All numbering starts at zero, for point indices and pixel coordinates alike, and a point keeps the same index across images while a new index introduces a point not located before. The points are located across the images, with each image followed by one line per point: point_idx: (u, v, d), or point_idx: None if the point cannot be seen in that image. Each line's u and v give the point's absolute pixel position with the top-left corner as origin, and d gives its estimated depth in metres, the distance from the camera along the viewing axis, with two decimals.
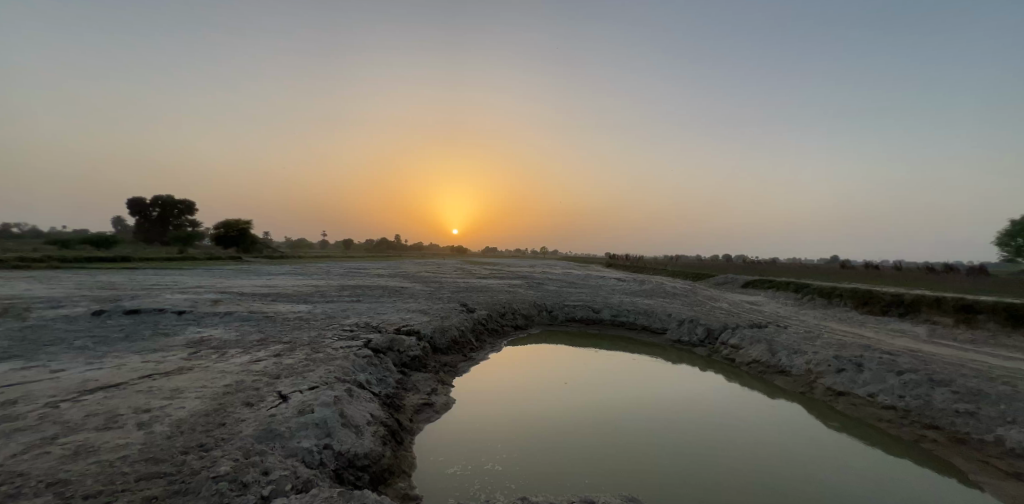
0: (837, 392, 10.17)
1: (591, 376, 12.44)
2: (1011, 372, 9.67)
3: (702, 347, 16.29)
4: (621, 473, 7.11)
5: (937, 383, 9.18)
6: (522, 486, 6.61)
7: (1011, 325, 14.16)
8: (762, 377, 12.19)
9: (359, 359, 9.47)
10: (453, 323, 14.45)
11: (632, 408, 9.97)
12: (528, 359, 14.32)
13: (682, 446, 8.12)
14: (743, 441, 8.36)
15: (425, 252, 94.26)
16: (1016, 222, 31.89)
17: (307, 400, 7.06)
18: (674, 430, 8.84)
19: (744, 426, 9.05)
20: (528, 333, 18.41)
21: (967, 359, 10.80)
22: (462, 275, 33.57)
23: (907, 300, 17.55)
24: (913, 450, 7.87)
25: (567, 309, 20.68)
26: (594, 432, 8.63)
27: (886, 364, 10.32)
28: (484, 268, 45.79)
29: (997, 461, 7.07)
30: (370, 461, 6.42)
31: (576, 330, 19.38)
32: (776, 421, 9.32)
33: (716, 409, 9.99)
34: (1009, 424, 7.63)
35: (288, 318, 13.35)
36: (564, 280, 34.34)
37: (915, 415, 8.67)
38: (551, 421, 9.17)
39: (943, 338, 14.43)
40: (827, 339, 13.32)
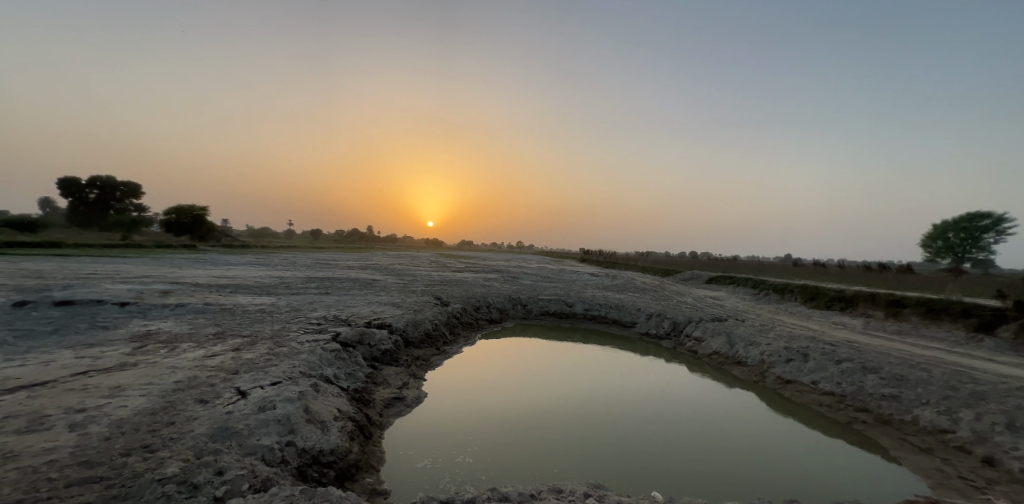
0: (786, 380, 10.95)
1: (559, 368, 12.93)
2: (929, 360, 10.70)
3: (669, 339, 17.03)
4: (584, 462, 7.50)
5: (868, 371, 10.05)
6: (491, 478, 6.90)
7: (929, 317, 15.55)
8: (721, 368, 12.94)
9: (326, 353, 9.50)
10: (426, 316, 14.55)
11: (593, 398, 10.49)
12: (498, 352, 14.62)
13: (635, 432, 8.66)
14: (683, 426, 8.98)
15: (398, 244, 93.23)
16: (937, 226, 34.69)
17: (268, 395, 7.10)
18: (624, 418, 9.32)
19: (686, 412, 9.70)
20: (502, 327, 18.73)
21: (896, 348, 11.84)
22: (435, 268, 33.47)
23: (847, 295, 18.90)
24: (846, 431, 8.62)
25: (541, 303, 21.12)
26: (561, 420, 9.16)
27: (828, 353, 11.17)
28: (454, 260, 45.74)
29: (913, 438, 7.94)
30: (336, 458, 6.53)
31: (551, 323, 19.86)
32: (718, 408, 9.96)
33: (668, 397, 10.61)
34: (924, 407, 8.50)
35: (248, 310, 13.14)
36: (538, 274, 34.97)
37: (850, 399, 9.49)
38: (520, 411, 9.59)
39: (876, 330, 15.68)
40: (779, 331, 14.25)
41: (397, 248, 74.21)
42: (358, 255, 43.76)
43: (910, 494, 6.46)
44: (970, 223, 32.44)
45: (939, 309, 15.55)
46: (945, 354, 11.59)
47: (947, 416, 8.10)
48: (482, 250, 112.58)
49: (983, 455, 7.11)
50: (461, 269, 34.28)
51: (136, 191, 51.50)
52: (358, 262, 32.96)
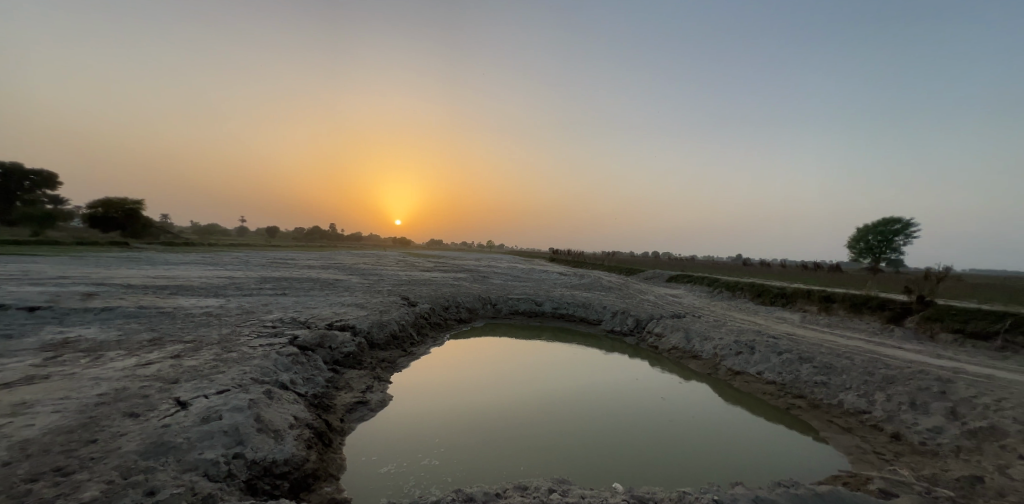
0: (735, 372, 11.74)
1: (526, 367, 13.26)
2: (853, 349, 11.79)
3: (633, 336, 17.75)
4: (553, 460, 7.78)
5: (804, 360, 10.96)
6: (457, 479, 7.08)
7: (853, 311, 17.06)
8: (679, 362, 13.66)
9: (282, 358, 9.36)
10: (392, 317, 14.54)
11: (554, 395, 10.85)
12: (465, 353, 14.80)
13: (588, 427, 9.09)
14: (626, 417, 9.57)
15: (364, 243, 91.21)
16: (859, 232, 37.79)
17: (213, 405, 6.94)
18: (572, 414, 9.72)
19: (627, 402, 10.41)
20: (472, 326, 18.88)
21: (828, 340, 12.93)
22: (401, 267, 33.11)
23: (787, 292, 20.38)
24: (785, 416, 9.37)
25: (511, 302, 21.41)
26: (527, 418, 9.51)
27: (771, 346, 12.06)
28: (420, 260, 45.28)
29: (839, 420, 8.76)
30: (290, 468, 6.47)
31: (520, 322, 20.15)
32: (657, 398, 10.65)
33: (621, 391, 11.11)
34: (848, 391, 9.40)
35: (190, 314, 12.64)
36: (510, 273, 35.29)
37: (788, 387, 10.32)
38: (486, 412, 9.84)
39: (811, 322, 16.99)
40: (731, 326, 15.17)
41: (362, 246, 72.55)
42: (318, 254, 42.49)
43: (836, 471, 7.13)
44: (885, 226, 35.65)
45: (860, 303, 17.11)
46: (864, 343, 12.77)
47: (866, 400, 9.01)
48: (450, 249, 111.71)
49: (892, 433, 7.98)
50: (427, 268, 34.06)
51: (51, 180, 47.74)
52: (318, 261, 32.10)
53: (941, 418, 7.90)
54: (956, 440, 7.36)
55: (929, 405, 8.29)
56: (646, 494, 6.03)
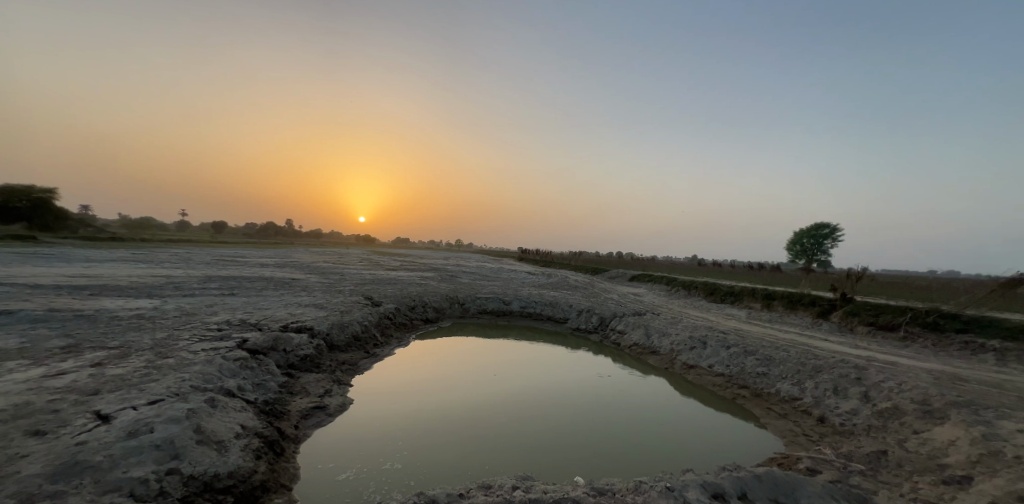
0: (689, 366, 12.44)
1: (490, 366, 13.46)
2: (789, 342, 12.78)
3: (597, 333, 18.33)
4: (514, 458, 7.95)
5: (748, 353, 11.78)
6: (420, 482, 7.01)
7: (789, 307, 18.42)
8: (639, 358, 14.30)
9: (228, 364, 8.84)
10: (354, 317, 14.40)
11: (517, 394, 11.06)
12: (428, 353, 14.79)
13: (544, 423, 9.38)
14: (579, 412, 9.92)
15: (325, 240, 88.52)
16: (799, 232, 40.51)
17: (143, 417, 6.26)
18: (534, 412, 9.97)
19: (579, 397, 10.82)
20: (438, 326, 18.84)
21: (770, 334, 13.92)
22: (364, 266, 32.38)
23: (736, 290, 21.70)
24: (731, 406, 10.06)
25: (478, 301, 21.57)
26: (492, 417, 9.65)
27: (721, 340, 12.87)
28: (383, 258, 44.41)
29: (778, 408, 9.51)
30: (234, 481, 6.06)
31: (487, 322, 20.33)
32: (608, 393, 11.10)
33: (578, 387, 11.47)
34: (785, 381, 10.23)
35: (117, 318, 11.78)
36: (476, 272, 35.44)
37: (735, 379, 11.07)
38: (451, 412, 9.87)
39: (755, 318, 18.18)
40: (686, 323, 15.98)
41: (323, 244, 70.33)
42: (272, 252, 40.71)
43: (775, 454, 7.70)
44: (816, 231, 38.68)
45: (795, 300, 18.53)
46: (801, 337, 13.80)
47: (800, 388, 9.82)
48: (416, 248, 110.14)
49: (818, 416, 8.83)
50: (391, 267, 33.54)
51: None
52: (272, 260, 30.75)
53: (864, 402, 8.70)
54: (874, 421, 8.14)
55: (847, 390, 9.19)
56: (605, 485, 6.20)
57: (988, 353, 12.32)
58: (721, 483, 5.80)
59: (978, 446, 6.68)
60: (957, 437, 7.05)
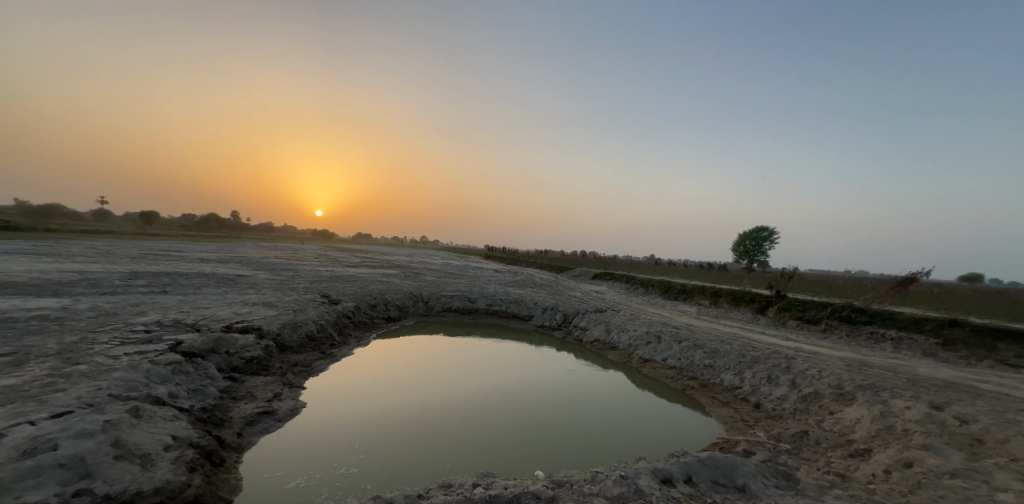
0: (644, 359, 13.08)
1: (453, 364, 13.52)
2: (732, 336, 13.67)
3: (560, 330, 18.83)
4: (473, 456, 8.03)
5: (698, 346, 12.53)
6: (377, 486, 6.94)
7: (734, 303, 19.66)
8: (599, 353, 14.87)
9: (159, 369, 8.16)
10: (309, 317, 14.01)
11: (479, 391, 11.18)
12: (388, 353, 14.60)
13: (503, 420, 9.51)
14: (537, 409, 10.09)
15: (279, 235, 84.62)
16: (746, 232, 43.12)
17: (45, 434, 5.52)
18: (497, 409, 10.11)
19: (537, 394, 11.02)
20: (400, 325, 18.62)
21: (718, 329, 14.80)
22: (319, 263, 31.20)
23: (687, 288, 22.91)
24: (681, 396, 10.72)
25: (444, 299, 21.53)
26: (455, 416, 9.72)
27: (674, 334, 13.62)
28: (339, 254, 42.87)
29: (722, 397, 10.22)
30: (162, 497, 5.54)
31: (452, 320, 20.36)
32: (565, 389, 11.33)
33: (537, 384, 11.69)
34: (728, 371, 10.99)
35: (19, 318, 10.40)
36: (439, 269, 35.21)
37: (686, 371, 11.77)
38: (412, 412, 9.83)
39: (706, 314, 19.24)
40: (644, 319, 16.69)
41: (277, 239, 67.25)
42: (215, 247, 38.15)
43: (716, 439, 8.38)
44: (756, 233, 41.44)
45: (737, 297, 19.84)
46: (744, 331, 14.75)
47: (740, 377, 10.60)
48: (377, 244, 107.43)
49: (755, 403, 9.59)
50: (350, 264, 32.62)
51: None
52: (214, 256, 28.78)
53: (791, 388, 9.53)
54: (799, 405, 8.93)
55: (779, 377, 10.02)
56: (565, 478, 6.27)
57: (889, 342, 13.93)
58: (670, 469, 6.10)
59: (881, 422, 7.57)
60: (861, 415, 7.94)
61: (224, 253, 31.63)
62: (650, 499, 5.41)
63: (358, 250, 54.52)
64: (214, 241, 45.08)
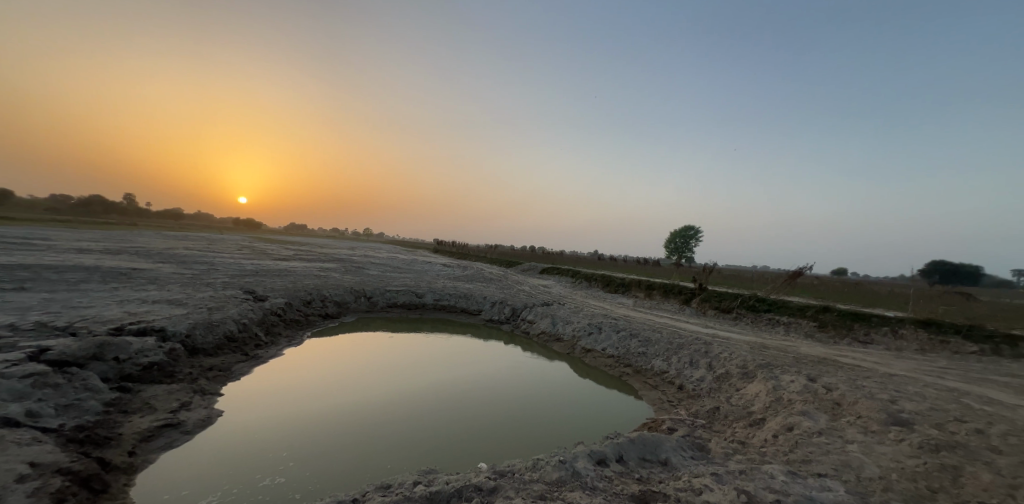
0: (587, 349, 13.78)
1: (395, 362, 13.39)
2: (662, 325, 14.74)
3: (509, 323, 19.19)
4: (415, 453, 7.81)
5: (634, 335, 13.42)
6: (309, 493, 6.49)
7: (663, 294, 21.16)
8: (545, 344, 15.42)
9: (16, 383, 6.83)
10: (228, 315, 12.98)
11: (421, 387, 11.18)
12: (324, 353, 14.09)
13: (447, 415, 9.50)
14: (480, 404, 10.15)
15: (201, 225, 77.51)
16: (678, 230, 46.15)
17: None
18: (441, 405, 10.07)
19: (477, 387, 11.23)
20: (339, 322, 18.08)
21: (653, 319, 15.82)
22: (244, 256, 28.90)
23: (625, 281, 24.24)
24: (618, 382, 11.53)
25: (388, 295, 21.09)
26: (399, 413, 9.54)
27: (613, 325, 14.47)
28: (268, 246, 39.97)
29: (652, 381, 11.09)
30: None
31: (396, 315, 20.05)
32: (508, 383, 11.52)
33: (478, 379, 11.85)
34: (658, 358, 11.89)
35: None
36: (383, 264, 34.28)
37: (623, 359, 12.56)
38: (350, 413, 9.53)
39: (642, 305, 20.50)
40: (587, 312, 17.43)
41: (200, 228, 61.58)
42: (112, 236, 33.75)
43: (645, 419, 9.15)
44: (685, 234, 44.50)
45: (667, 289, 21.36)
46: (675, 321, 15.87)
47: (668, 362, 11.54)
48: (317, 236, 102.15)
49: (679, 385, 10.53)
50: (281, 257, 30.66)
51: None
52: (102, 247, 25.26)
53: (709, 370, 10.55)
54: (714, 384, 9.94)
55: (699, 361, 11.01)
56: (507, 467, 6.33)
57: (781, 326, 15.79)
58: (604, 450, 6.53)
59: (774, 395, 8.63)
60: (759, 390, 8.98)
61: (124, 244, 28.17)
62: (586, 480, 5.71)
63: (293, 242, 51.30)
64: (115, 229, 40.13)
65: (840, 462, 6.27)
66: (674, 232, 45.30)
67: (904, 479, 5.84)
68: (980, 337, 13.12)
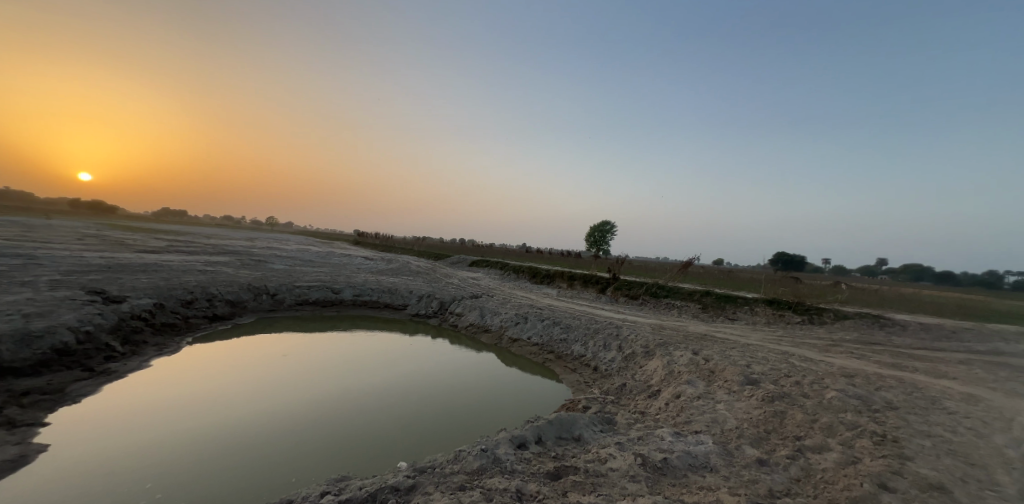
0: (513, 338, 14.32)
1: (309, 361, 12.71)
2: (580, 313, 15.68)
3: (436, 317, 19.13)
4: (332, 459, 7.35)
5: (556, 322, 14.19)
6: None
7: (583, 284, 22.51)
8: (473, 336, 15.70)
9: None
10: (58, 322, 10.74)
11: (340, 387, 10.68)
12: (219, 355, 13.07)
13: (369, 416, 9.11)
14: (402, 402, 9.89)
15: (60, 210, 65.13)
16: (597, 225, 48.92)
17: None
18: (362, 405, 9.68)
19: (400, 384, 10.99)
20: (231, 324, 16.52)
21: (574, 308, 16.70)
22: (92, 247, 24.13)
23: (548, 273, 25.30)
24: (542, 368, 12.18)
25: (299, 292, 19.96)
26: (315, 416, 9.03)
27: (539, 314, 15.15)
28: (128, 236, 33.80)
29: (572, 364, 11.89)
30: None
31: (308, 314, 19.05)
32: (432, 377, 11.54)
33: (402, 375, 11.66)
34: (577, 343, 12.73)
35: None
36: (294, 257, 31.92)
37: (547, 346, 13.23)
38: (255, 419, 8.77)
39: (566, 294, 21.58)
40: (515, 302, 17.95)
41: (45, 213, 50.59)
42: None
43: (564, 400, 9.88)
44: (602, 229, 47.46)
45: (585, 280, 22.79)
46: (595, 309, 16.92)
47: (586, 347, 12.41)
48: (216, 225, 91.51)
49: (594, 366, 11.42)
50: (150, 249, 26.41)
51: None
52: None
53: (619, 351, 11.56)
54: (623, 363, 10.95)
55: (612, 343, 11.99)
56: (427, 463, 6.33)
57: (675, 308, 17.64)
58: (524, 434, 6.91)
59: (667, 369, 9.75)
60: (656, 365, 10.10)
61: None
62: (505, 464, 6.04)
63: (171, 232, 44.54)
64: None
65: (710, 419, 7.32)
66: (593, 227, 47.99)
67: (751, 425, 7.01)
68: (803, 309, 15.98)
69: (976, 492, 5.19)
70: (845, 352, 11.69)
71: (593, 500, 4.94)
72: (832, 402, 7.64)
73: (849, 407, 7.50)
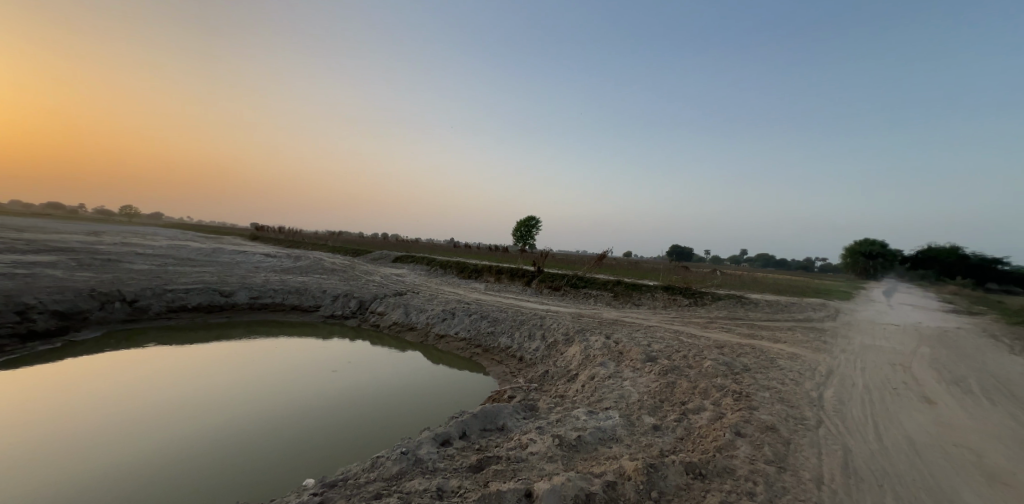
0: (440, 335, 14.25)
1: (206, 373, 11.45)
2: (504, 306, 16.03)
3: (355, 318, 18.30)
4: (234, 478, 6.77)
5: (483, 317, 14.36)
6: None
7: (508, 278, 23.01)
8: (398, 335, 15.30)
9: None
10: None
11: (242, 400, 9.79)
12: (83, 371, 11.26)
13: (278, 430, 8.49)
14: (315, 412, 9.32)
15: None
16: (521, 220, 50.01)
17: None
18: (270, 418, 8.97)
19: (314, 393, 10.38)
20: (48, 344, 13.54)
21: (499, 301, 17.01)
22: None
23: (474, 269, 25.43)
24: (469, 363, 12.31)
25: (178, 297, 17.80)
26: (211, 433, 8.19)
27: (466, 309, 15.22)
28: None
29: (497, 357, 12.14)
30: None
31: (186, 322, 17.14)
32: (348, 383, 11.06)
33: (313, 383, 10.99)
34: (503, 335, 13.04)
35: None
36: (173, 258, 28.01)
37: (474, 340, 13.37)
38: (138, 441, 7.74)
39: (491, 288, 21.87)
40: (440, 299, 17.79)
41: None
42: None
43: (489, 393, 10.09)
44: (525, 225, 48.59)
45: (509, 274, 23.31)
46: (522, 302, 17.39)
47: (511, 338, 12.77)
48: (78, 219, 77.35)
49: (519, 356, 11.81)
50: None
51: None
52: None
53: (542, 340, 12.08)
54: (546, 352, 11.47)
55: (535, 333, 12.50)
56: (339, 476, 6.05)
57: (592, 298, 18.77)
58: (448, 431, 6.97)
59: (584, 353, 10.43)
60: (575, 352, 10.72)
61: None
62: (427, 465, 6.06)
63: None
64: None
65: (616, 395, 8.00)
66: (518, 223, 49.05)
67: (649, 396, 7.78)
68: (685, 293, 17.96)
69: (795, 427, 6.37)
70: (717, 326, 13.42)
71: (513, 484, 5.15)
72: (708, 369, 8.77)
73: (719, 371, 8.65)
